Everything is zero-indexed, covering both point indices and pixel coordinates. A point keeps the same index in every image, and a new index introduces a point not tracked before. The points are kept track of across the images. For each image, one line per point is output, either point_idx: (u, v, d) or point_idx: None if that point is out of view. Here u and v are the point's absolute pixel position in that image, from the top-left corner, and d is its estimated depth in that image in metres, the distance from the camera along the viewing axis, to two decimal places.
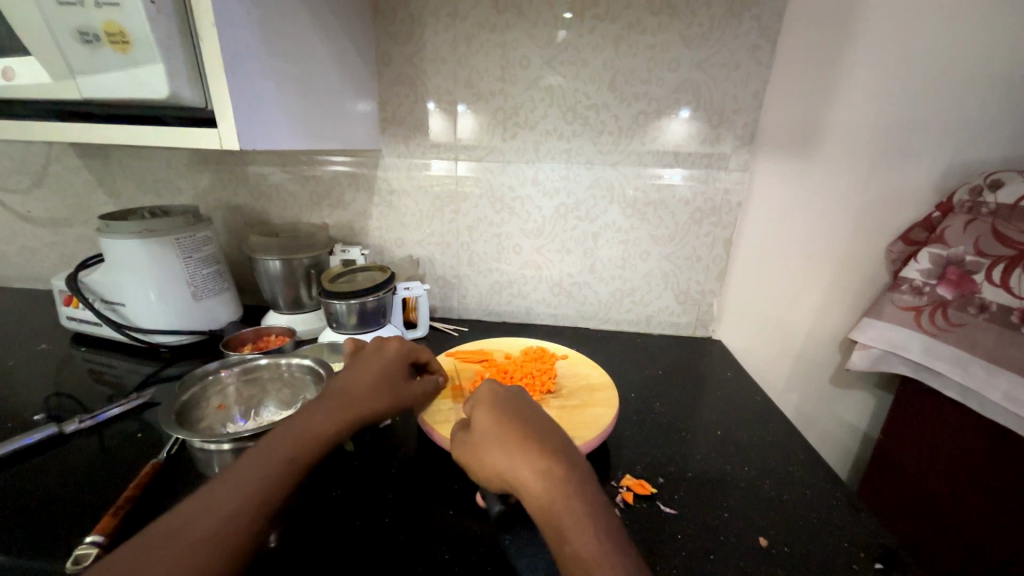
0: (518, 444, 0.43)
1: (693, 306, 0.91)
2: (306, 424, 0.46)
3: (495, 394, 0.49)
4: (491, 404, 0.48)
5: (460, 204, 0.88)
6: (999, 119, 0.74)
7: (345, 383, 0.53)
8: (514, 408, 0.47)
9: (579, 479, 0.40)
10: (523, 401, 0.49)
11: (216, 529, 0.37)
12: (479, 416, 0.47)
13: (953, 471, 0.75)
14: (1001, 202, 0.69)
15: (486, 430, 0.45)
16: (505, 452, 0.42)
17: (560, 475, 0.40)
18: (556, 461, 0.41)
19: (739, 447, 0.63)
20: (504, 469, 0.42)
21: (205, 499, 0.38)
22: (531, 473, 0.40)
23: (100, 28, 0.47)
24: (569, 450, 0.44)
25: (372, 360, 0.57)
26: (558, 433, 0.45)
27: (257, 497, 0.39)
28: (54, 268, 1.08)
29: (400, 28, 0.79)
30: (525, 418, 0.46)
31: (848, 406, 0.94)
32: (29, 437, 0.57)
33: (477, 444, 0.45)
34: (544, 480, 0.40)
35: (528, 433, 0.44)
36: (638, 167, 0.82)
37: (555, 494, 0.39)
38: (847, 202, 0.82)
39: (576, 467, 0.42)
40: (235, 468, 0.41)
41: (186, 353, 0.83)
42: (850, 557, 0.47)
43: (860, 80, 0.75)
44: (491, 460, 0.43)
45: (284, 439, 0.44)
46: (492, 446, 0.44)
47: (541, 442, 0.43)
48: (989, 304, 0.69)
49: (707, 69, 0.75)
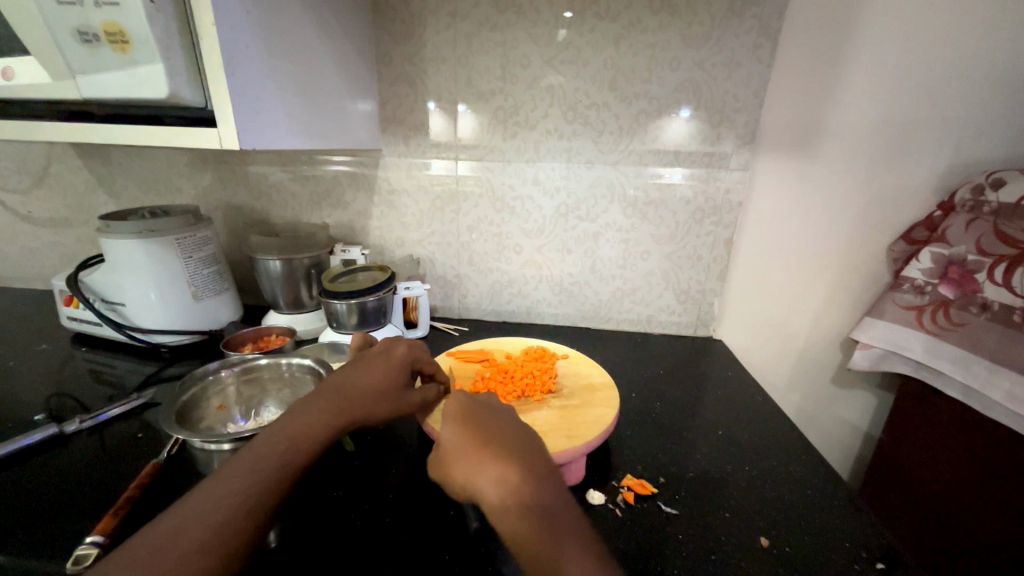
0: (491, 466, 0.41)
1: (694, 305, 0.91)
2: (299, 429, 0.46)
3: (464, 406, 0.47)
4: (461, 418, 0.46)
5: (460, 204, 0.88)
6: (1001, 118, 0.74)
7: (349, 381, 0.51)
8: (486, 424, 0.46)
9: (553, 506, 0.39)
10: (496, 415, 0.47)
11: (207, 538, 0.37)
12: (448, 431, 0.45)
13: (955, 471, 0.75)
14: (1002, 201, 0.68)
15: (456, 448, 0.44)
16: (477, 475, 0.41)
17: (531, 502, 0.39)
18: (528, 486, 0.40)
19: (740, 447, 0.63)
20: (477, 494, 0.41)
21: (201, 502, 0.39)
22: (503, 500, 0.39)
23: (99, 28, 0.47)
24: (544, 470, 0.42)
25: (379, 357, 0.55)
26: (534, 451, 0.44)
27: (253, 502, 0.40)
28: (54, 268, 1.08)
29: (400, 28, 0.79)
30: (498, 436, 0.44)
31: (849, 406, 0.94)
32: (29, 438, 0.57)
33: (447, 463, 0.43)
34: (516, 509, 0.39)
35: (502, 454, 0.42)
36: (638, 166, 0.82)
37: (528, 522, 0.38)
38: (848, 201, 0.81)
39: (551, 491, 0.40)
40: (231, 471, 0.41)
41: (186, 353, 0.83)
42: (851, 558, 0.46)
43: (861, 79, 0.75)
44: (463, 482, 0.42)
45: (281, 443, 0.44)
46: (463, 463, 0.42)
47: (515, 464, 0.42)
48: (991, 303, 0.69)
49: (707, 68, 0.75)
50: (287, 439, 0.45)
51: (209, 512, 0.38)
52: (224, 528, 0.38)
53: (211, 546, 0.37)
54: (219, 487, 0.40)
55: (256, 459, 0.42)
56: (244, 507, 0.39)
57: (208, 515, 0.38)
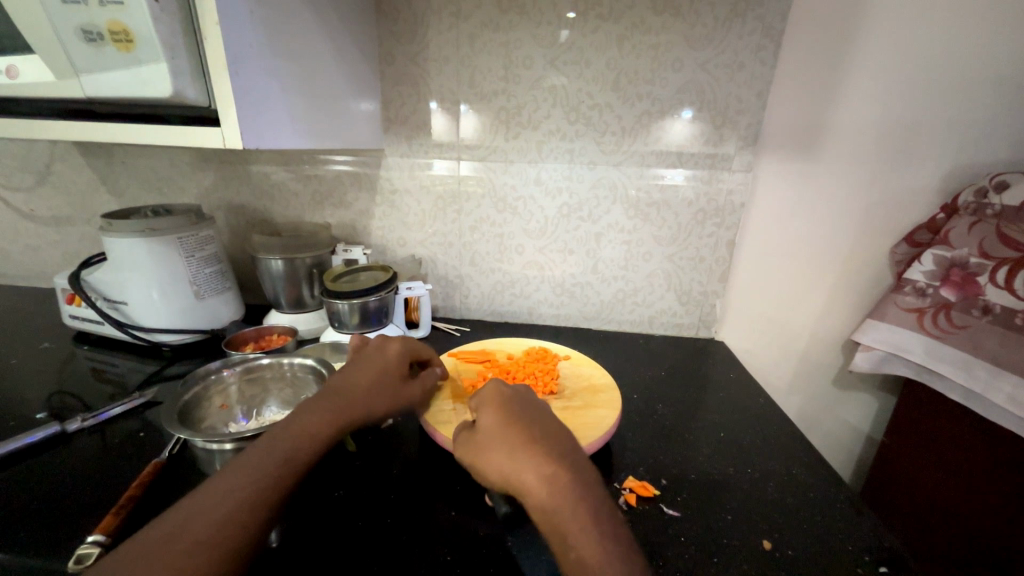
0: (524, 448, 0.44)
1: (695, 307, 0.91)
2: (302, 427, 0.47)
3: (500, 394, 0.49)
4: (498, 403, 0.49)
5: (462, 204, 0.88)
6: (1004, 120, 0.74)
7: (344, 384, 0.53)
8: (521, 410, 0.48)
9: (585, 487, 0.41)
10: (529, 406, 0.49)
11: (213, 531, 0.37)
12: (486, 416, 0.48)
13: (957, 473, 0.75)
14: (1006, 204, 0.68)
15: (494, 430, 0.46)
16: (512, 456, 0.43)
17: (564, 483, 0.41)
18: (561, 468, 0.42)
19: (742, 450, 0.62)
20: (510, 474, 0.43)
21: (201, 500, 0.39)
22: (538, 479, 0.41)
23: (104, 27, 0.47)
24: (575, 454, 0.45)
25: (372, 359, 0.57)
26: (565, 436, 0.47)
27: (252, 500, 0.40)
28: (56, 266, 1.08)
29: (403, 28, 0.79)
30: (532, 421, 0.47)
31: (851, 408, 0.94)
32: (31, 436, 0.57)
33: (484, 445, 0.46)
34: (551, 489, 0.41)
35: (536, 438, 0.45)
36: (641, 167, 0.82)
37: (561, 502, 0.40)
38: (851, 204, 0.81)
39: (581, 473, 0.43)
40: (231, 471, 0.42)
41: (188, 352, 0.83)
42: (853, 560, 0.46)
43: (864, 80, 0.75)
44: (496, 462, 0.44)
45: (281, 440, 0.45)
46: (499, 450, 0.44)
47: (548, 447, 0.44)
48: (992, 305, 0.68)
49: (711, 70, 0.75)
50: (287, 439, 0.45)
51: (214, 505, 0.39)
52: (226, 526, 0.38)
53: (215, 541, 0.37)
54: (221, 486, 0.40)
55: (254, 458, 0.43)
56: (244, 505, 0.39)
57: (209, 514, 0.38)
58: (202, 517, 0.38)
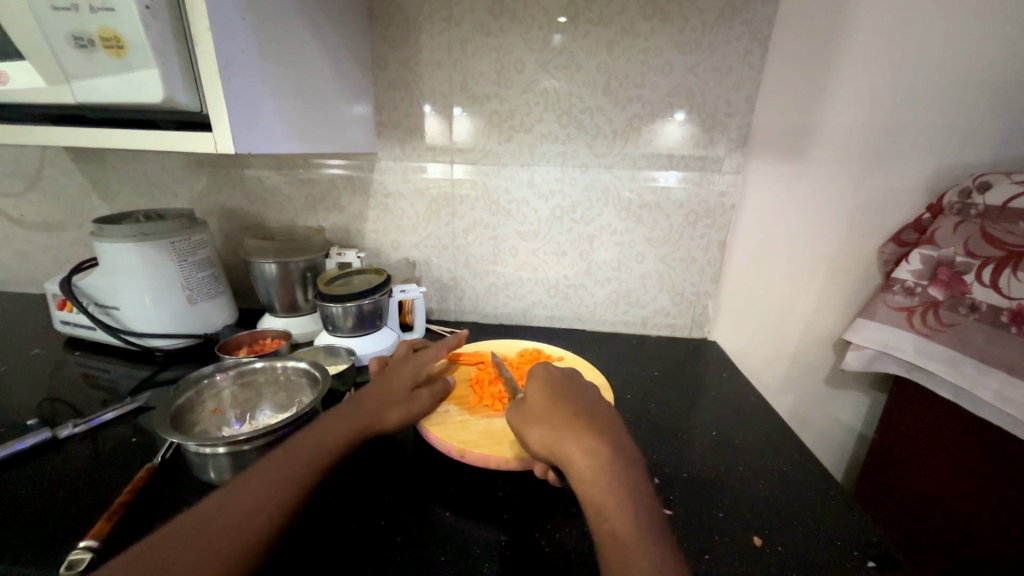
0: (568, 422, 0.47)
1: (688, 307, 0.92)
2: (326, 430, 0.51)
3: (549, 374, 0.54)
4: (544, 382, 0.53)
5: (456, 207, 0.89)
6: (987, 122, 0.75)
7: (368, 392, 0.58)
8: (565, 389, 0.51)
9: (623, 463, 0.43)
10: (573, 388, 0.52)
11: (240, 521, 0.39)
12: (532, 394, 0.52)
13: (947, 469, 0.76)
14: (989, 203, 0.70)
15: (539, 407, 0.50)
16: (555, 429, 0.46)
17: (604, 455, 0.43)
18: (603, 442, 0.45)
19: (734, 449, 0.63)
20: (552, 444, 0.46)
21: (236, 491, 0.42)
22: (579, 450, 0.44)
23: (95, 33, 0.48)
24: (617, 433, 0.47)
25: (389, 374, 0.62)
26: (609, 415, 0.49)
27: (278, 499, 0.42)
28: (46, 272, 1.07)
29: (395, 32, 0.79)
30: (576, 401, 0.50)
31: (842, 406, 0.95)
32: (22, 442, 0.57)
33: (529, 419, 0.49)
34: (592, 460, 0.43)
35: (579, 415, 0.47)
36: (633, 169, 0.83)
37: (600, 475, 0.42)
38: (841, 203, 0.82)
39: (622, 452, 0.44)
40: (254, 473, 0.44)
41: (181, 357, 0.83)
42: (843, 556, 0.47)
43: (851, 82, 0.76)
44: (539, 434, 0.47)
45: (307, 443, 0.48)
46: (542, 424, 0.47)
47: (589, 422, 0.47)
48: (979, 304, 0.69)
49: (699, 74, 0.76)
50: (313, 442, 0.49)
51: (242, 499, 0.41)
52: (251, 520, 0.40)
53: (243, 530, 0.39)
54: (252, 478, 0.43)
55: (284, 456, 0.46)
56: (274, 498, 0.42)
57: (235, 512, 0.40)
58: (238, 504, 0.41)
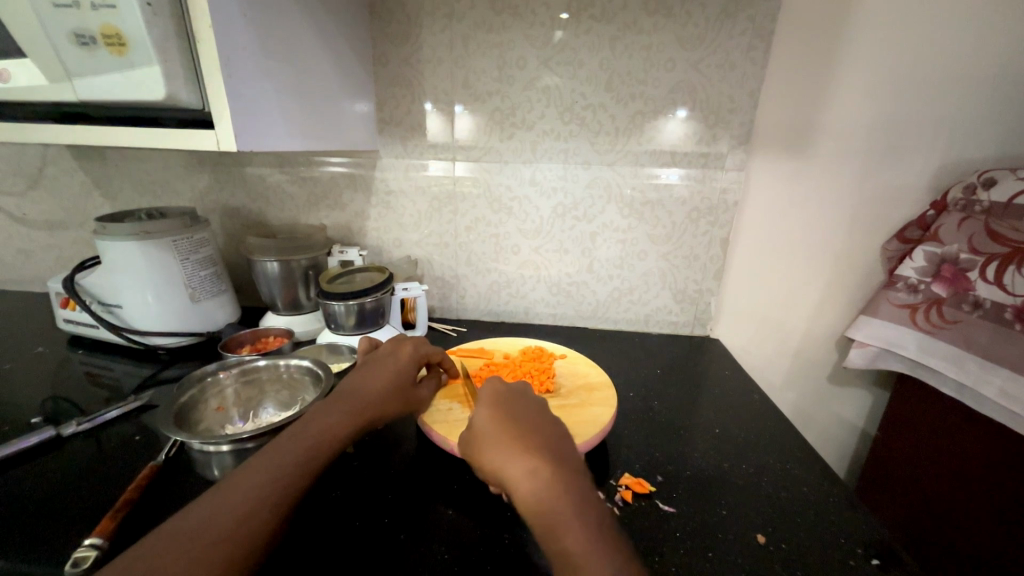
0: (512, 443, 0.46)
1: (690, 305, 0.92)
2: (319, 427, 0.49)
3: (497, 391, 0.53)
4: (491, 402, 0.52)
5: (458, 204, 0.89)
6: (993, 118, 0.74)
7: (357, 386, 0.56)
8: (512, 408, 0.51)
9: (568, 481, 0.43)
10: (520, 404, 0.52)
11: (231, 530, 0.38)
12: (479, 413, 0.51)
13: (951, 466, 0.75)
14: (994, 200, 0.69)
15: (485, 427, 0.49)
16: (499, 450, 0.46)
17: (546, 475, 0.43)
18: (544, 461, 0.44)
19: (737, 445, 0.63)
20: (497, 468, 0.45)
21: (221, 497, 0.40)
22: (519, 471, 0.43)
23: (97, 30, 0.47)
24: (561, 451, 0.46)
25: (384, 363, 0.60)
26: (554, 433, 0.49)
27: (275, 496, 0.41)
28: (49, 271, 1.07)
29: (397, 29, 0.79)
30: (522, 419, 0.49)
31: (845, 404, 0.95)
32: (26, 440, 0.57)
33: (476, 441, 0.49)
34: (535, 481, 0.42)
35: (522, 434, 0.47)
36: (635, 166, 0.82)
37: (542, 497, 0.41)
38: (843, 200, 0.82)
39: (565, 470, 0.44)
40: (245, 473, 0.43)
41: (184, 354, 0.83)
42: (847, 553, 0.47)
43: (856, 79, 0.76)
44: (486, 456, 0.47)
45: (300, 440, 0.47)
46: (488, 447, 0.47)
47: (532, 440, 0.46)
48: (983, 301, 0.69)
49: (702, 69, 0.76)
50: (306, 439, 0.47)
51: (232, 504, 0.40)
52: (248, 520, 0.39)
53: (235, 538, 0.38)
54: (243, 481, 0.42)
55: (273, 455, 0.45)
56: (266, 502, 0.41)
57: (227, 518, 0.39)
58: (226, 511, 0.39)
